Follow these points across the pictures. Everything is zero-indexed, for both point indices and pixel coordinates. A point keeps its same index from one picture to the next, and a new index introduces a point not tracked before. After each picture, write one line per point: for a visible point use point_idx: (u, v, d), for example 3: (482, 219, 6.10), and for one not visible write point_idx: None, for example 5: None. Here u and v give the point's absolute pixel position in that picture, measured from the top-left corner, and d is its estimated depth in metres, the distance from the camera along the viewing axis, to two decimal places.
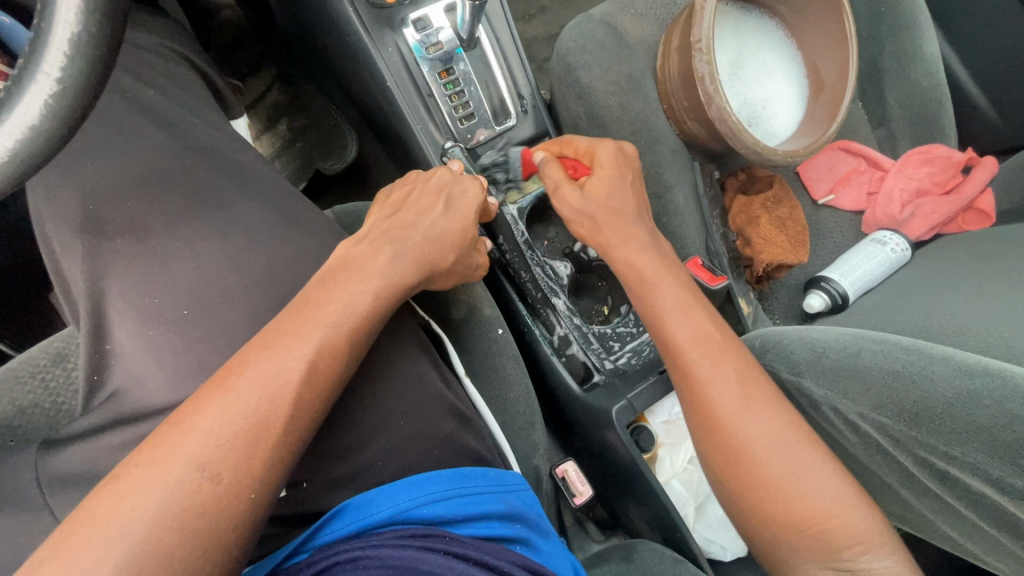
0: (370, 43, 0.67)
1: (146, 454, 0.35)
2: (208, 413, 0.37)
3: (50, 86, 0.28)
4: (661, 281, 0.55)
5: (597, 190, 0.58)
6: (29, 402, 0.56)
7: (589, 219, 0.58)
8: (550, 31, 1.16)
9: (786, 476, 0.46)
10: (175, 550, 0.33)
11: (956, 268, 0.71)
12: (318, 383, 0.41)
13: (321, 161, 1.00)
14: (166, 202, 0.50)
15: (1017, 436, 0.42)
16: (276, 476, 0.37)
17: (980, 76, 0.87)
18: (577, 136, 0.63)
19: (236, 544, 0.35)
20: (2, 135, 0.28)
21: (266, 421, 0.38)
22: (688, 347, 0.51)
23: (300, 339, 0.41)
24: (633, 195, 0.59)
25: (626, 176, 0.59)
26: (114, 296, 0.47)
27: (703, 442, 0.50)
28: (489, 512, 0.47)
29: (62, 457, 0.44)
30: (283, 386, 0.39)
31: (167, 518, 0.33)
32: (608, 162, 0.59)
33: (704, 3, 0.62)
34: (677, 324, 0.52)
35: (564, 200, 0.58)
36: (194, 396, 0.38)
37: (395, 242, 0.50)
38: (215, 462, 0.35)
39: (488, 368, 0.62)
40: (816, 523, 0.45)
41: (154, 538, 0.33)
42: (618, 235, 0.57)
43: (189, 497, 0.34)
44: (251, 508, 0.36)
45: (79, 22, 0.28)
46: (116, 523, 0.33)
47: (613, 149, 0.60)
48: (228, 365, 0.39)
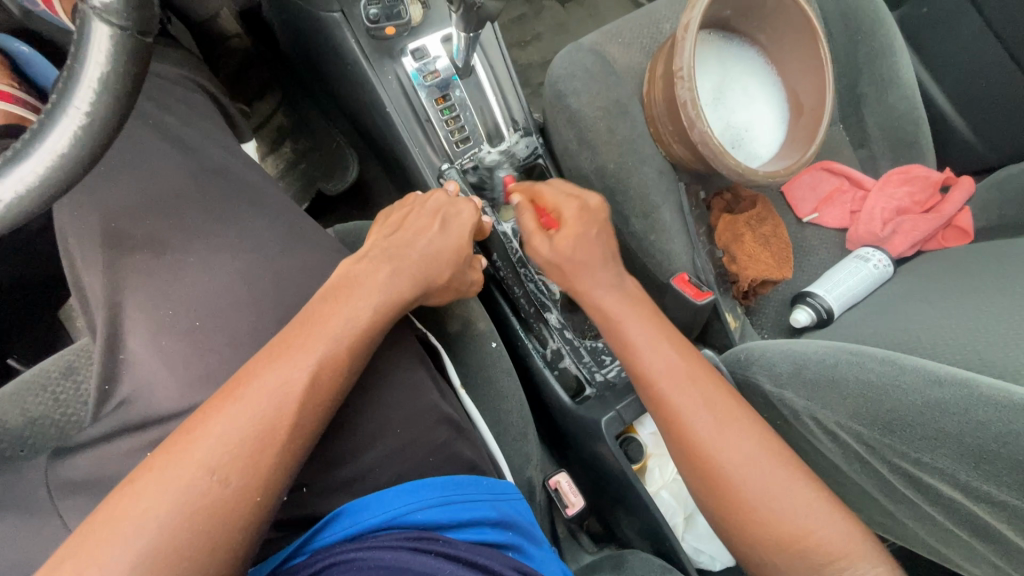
0: (371, 71, 0.71)
1: (160, 459, 0.37)
2: (218, 421, 0.39)
3: (80, 118, 0.31)
4: (627, 314, 0.57)
5: (562, 242, 0.60)
6: (40, 413, 0.58)
7: (557, 267, 0.61)
8: (544, 56, 1.21)
9: (763, 495, 0.48)
10: (188, 548, 0.35)
11: (935, 284, 0.74)
12: (321, 393, 0.43)
13: (324, 181, 1.03)
14: (178, 221, 0.53)
15: (983, 442, 0.44)
16: (281, 480, 0.40)
17: (956, 99, 0.91)
18: (545, 186, 0.64)
19: (244, 545, 0.37)
20: (34, 162, 0.31)
21: (273, 428, 0.40)
22: (657, 376, 0.53)
23: (306, 352, 0.43)
24: (596, 244, 0.61)
25: (592, 232, 0.61)
26: (128, 308, 0.49)
27: (684, 467, 0.52)
28: (481, 519, 0.48)
29: (71, 464, 0.46)
30: (288, 396, 0.41)
31: (179, 519, 0.35)
32: (575, 219, 0.60)
33: (685, 34, 0.66)
34: (646, 353, 0.55)
35: (535, 250, 0.61)
36: (204, 405, 0.40)
37: (395, 261, 0.52)
38: (225, 467, 0.38)
39: (482, 380, 0.65)
40: (797, 535, 0.47)
41: (167, 537, 0.35)
42: (588, 280, 0.60)
43: (200, 498, 0.36)
44: (258, 511, 0.38)
45: (108, 62, 0.31)
46: (132, 523, 0.35)
47: (577, 206, 0.61)
48: (237, 376, 0.42)
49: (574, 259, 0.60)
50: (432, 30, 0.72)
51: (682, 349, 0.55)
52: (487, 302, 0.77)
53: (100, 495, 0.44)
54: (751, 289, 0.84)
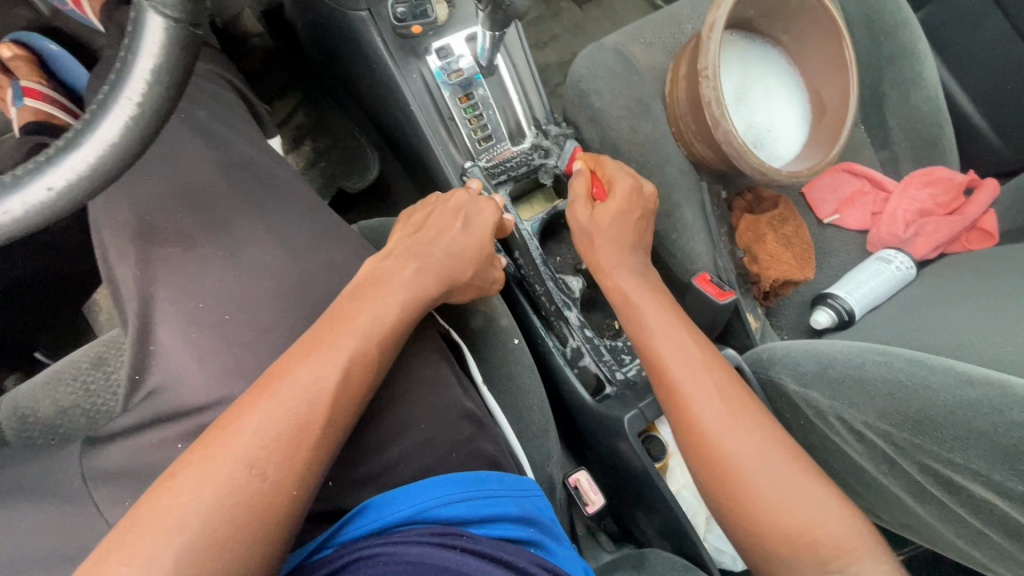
0: (395, 69, 0.72)
1: (198, 453, 0.38)
2: (253, 417, 0.39)
3: (130, 108, 0.32)
4: (645, 302, 0.59)
5: (603, 211, 0.62)
6: (70, 403, 0.59)
7: (587, 235, 0.64)
8: (562, 57, 1.22)
9: (771, 484, 0.48)
10: (228, 541, 0.35)
11: (960, 286, 0.73)
12: (352, 389, 0.43)
13: (344, 179, 1.03)
14: (210, 215, 0.53)
15: (1017, 442, 0.44)
16: (316, 475, 0.40)
17: (980, 101, 0.90)
18: (610, 160, 0.67)
19: (282, 539, 0.38)
20: (86, 150, 0.32)
21: (307, 423, 0.40)
22: (674, 365, 0.54)
23: (337, 349, 0.44)
24: (634, 222, 0.63)
25: (632, 214, 0.63)
26: (162, 299, 0.50)
27: (691, 457, 0.52)
28: (504, 515, 0.48)
29: (105, 452, 0.47)
30: (320, 392, 0.42)
31: (219, 513, 0.36)
32: (622, 195, 0.62)
33: (710, 34, 0.66)
34: (662, 341, 0.56)
35: (575, 214, 0.65)
36: (239, 401, 0.41)
37: (420, 258, 0.53)
38: (262, 461, 0.38)
39: (504, 376, 0.65)
40: (801, 527, 0.46)
41: (209, 531, 0.35)
42: (613, 261, 0.62)
43: (240, 492, 0.37)
44: (294, 505, 0.38)
45: (160, 53, 0.32)
46: (174, 516, 0.35)
47: (631, 185, 0.63)
48: (270, 372, 0.42)
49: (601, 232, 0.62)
50: (457, 29, 0.72)
51: (699, 341, 0.56)
52: (508, 300, 0.77)
53: (134, 483, 0.45)
54: (772, 290, 0.83)
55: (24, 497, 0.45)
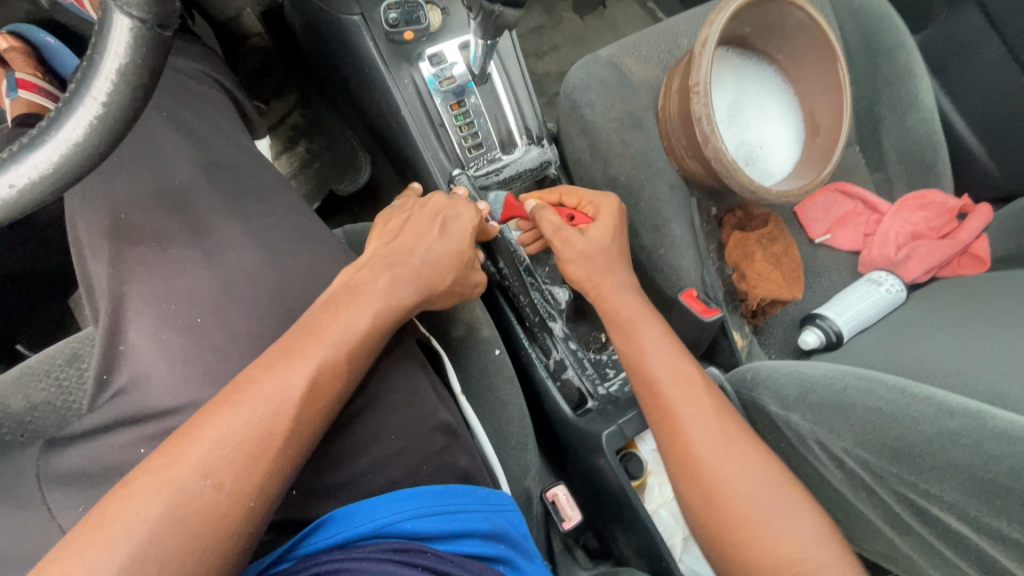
0: (387, 74, 0.72)
1: (155, 462, 0.37)
2: (213, 426, 0.39)
3: (96, 108, 0.32)
4: (641, 323, 0.59)
5: (597, 234, 0.64)
6: (42, 399, 0.58)
7: (590, 256, 0.63)
8: (561, 67, 1.22)
9: (755, 506, 0.48)
10: (178, 553, 0.35)
11: (949, 311, 0.72)
12: (319, 399, 0.43)
13: (335, 182, 1.04)
14: (188, 215, 0.53)
15: (994, 476, 0.43)
16: (274, 487, 0.39)
17: (975, 126, 0.90)
18: (571, 188, 0.69)
19: (237, 552, 0.37)
20: (49, 149, 0.32)
21: (270, 433, 0.40)
22: (668, 386, 0.54)
23: (304, 358, 0.43)
24: (620, 237, 0.66)
25: (619, 239, 0.66)
26: (135, 299, 0.49)
27: (681, 483, 0.52)
28: (471, 531, 0.48)
29: (67, 453, 0.46)
30: (285, 401, 0.41)
31: (170, 522, 0.35)
32: (610, 215, 0.65)
33: (702, 50, 0.65)
34: (658, 360, 0.56)
35: (569, 241, 0.63)
36: (202, 409, 0.40)
37: (397, 267, 0.52)
38: (219, 472, 0.37)
39: (483, 387, 0.64)
40: (788, 550, 0.46)
41: (159, 541, 0.35)
42: (613, 280, 0.62)
43: (193, 502, 0.36)
44: (249, 518, 0.37)
45: (128, 54, 0.31)
46: (124, 527, 0.35)
47: (615, 204, 0.67)
48: (236, 381, 0.42)
49: (600, 248, 0.63)
50: (450, 36, 0.72)
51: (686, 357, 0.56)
52: (492, 308, 0.76)
53: (93, 484, 0.44)
54: (760, 309, 0.82)
55: None
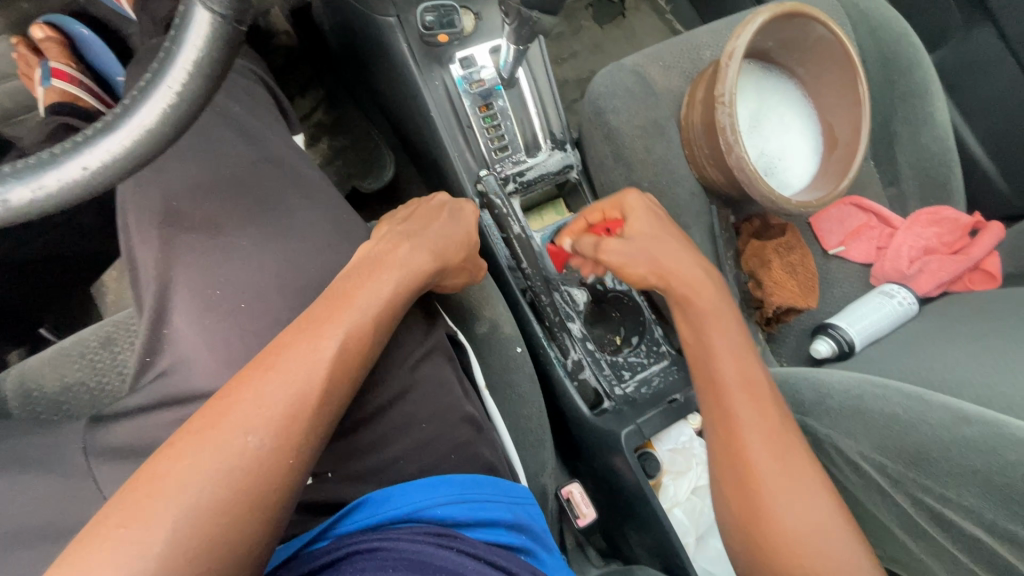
0: (418, 75, 0.73)
1: (198, 421, 0.39)
2: (254, 388, 0.40)
3: (170, 96, 0.33)
4: (713, 321, 0.58)
5: (637, 233, 0.61)
6: (77, 380, 0.60)
7: (642, 257, 0.60)
8: (579, 74, 1.24)
9: (798, 523, 0.49)
10: (228, 506, 0.36)
11: (960, 325, 0.74)
12: (348, 363, 0.44)
13: (358, 179, 1.04)
14: (229, 204, 0.54)
15: (1010, 481, 0.44)
16: (311, 446, 0.41)
17: (988, 145, 0.92)
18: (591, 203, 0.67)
19: (279, 507, 0.38)
20: (122, 135, 0.33)
21: (306, 393, 0.41)
22: (731, 388, 0.54)
23: (335, 325, 0.44)
24: (668, 223, 0.63)
25: (662, 227, 0.62)
26: (176, 284, 0.51)
27: (727, 482, 0.53)
28: (498, 520, 0.49)
29: (110, 431, 0.48)
30: (318, 365, 0.42)
31: (220, 477, 0.36)
32: (638, 208, 0.63)
33: (729, 62, 0.67)
34: (727, 362, 0.55)
35: (611, 250, 0.60)
36: (240, 373, 0.42)
37: (414, 238, 0.54)
38: (260, 430, 0.39)
39: (505, 383, 0.65)
40: (824, 569, 0.47)
41: (209, 494, 0.36)
42: (681, 277, 0.59)
43: (239, 459, 0.37)
44: (290, 473, 0.39)
45: (204, 46, 0.33)
46: (174, 482, 0.36)
47: (637, 195, 0.64)
48: (272, 345, 0.43)
49: (662, 244, 0.61)
50: (481, 40, 0.74)
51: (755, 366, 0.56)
52: (512, 308, 0.77)
53: (134, 462, 0.46)
54: (774, 316, 0.84)
55: (27, 469, 0.46)
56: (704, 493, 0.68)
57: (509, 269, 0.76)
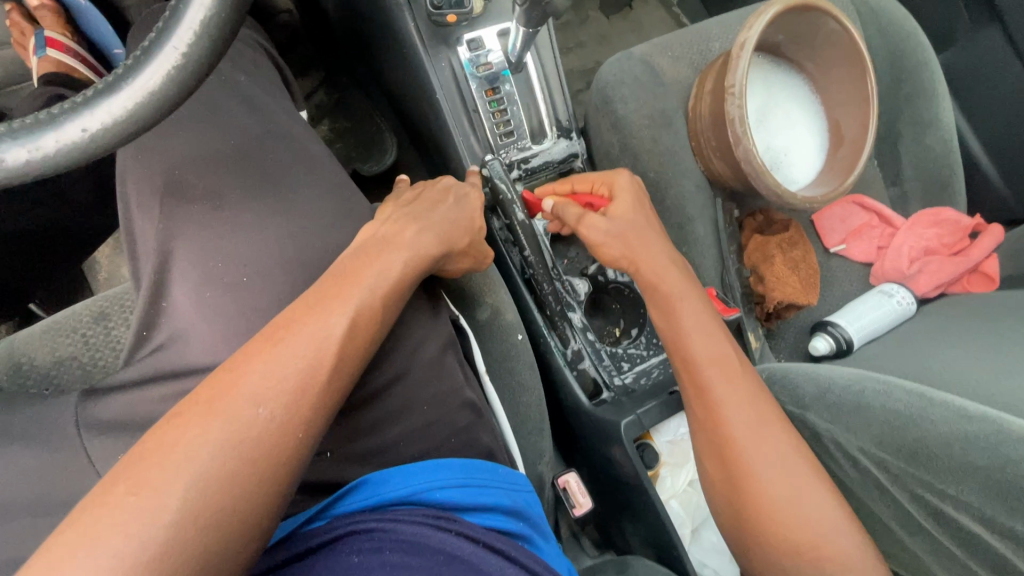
0: (425, 55, 0.72)
1: (205, 393, 0.37)
2: (264, 359, 0.39)
3: (175, 57, 0.32)
4: (686, 298, 0.59)
5: (620, 213, 0.63)
6: (69, 354, 0.59)
7: (619, 237, 0.62)
8: (585, 64, 1.22)
9: (784, 499, 0.50)
10: (238, 475, 0.34)
11: (959, 324, 0.74)
12: (359, 340, 0.43)
13: (360, 163, 1.02)
14: (231, 178, 0.53)
15: (1011, 477, 0.44)
16: (320, 422, 0.39)
17: (991, 148, 0.92)
18: (579, 176, 0.69)
19: (289, 482, 0.37)
20: (125, 97, 0.32)
21: (316, 368, 0.40)
22: (706, 366, 0.55)
23: (343, 302, 0.44)
24: (643, 210, 0.65)
25: (644, 206, 0.65)
26: (173, 257, 0.49)
27: (711, 459, 0.54)
28: (496, 506, 0.48)
29: (101, 406, 0.47)
30: (329, 340, 0.41)
31: (231, 447, 0.35)
32: (626, 187, 0.65)
33: (740, 53, 0.67)
34: (698, 339, 0.57)
35: (593, 227, 0.62)
36: (246, 346, 0.40)
37: (420, 222, 0.53)
38: (270, 402, 0.37)
39: (505, 370, 0.65)
40: (811, 541, 0.48)
41: (220, 464, 0.34)
42: (648, 256, 0.61)
43: (249, 429, 0.36)
44: (300, 448, 0.37)
45: (213, 7, 0.32)
46: (184, 450, 0.34)
47: (628, 177, 0.66)
48: (279, 321, 0.42)
49: (632, 228, 0.62)
50: (489, 23, 0.73)
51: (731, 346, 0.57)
52: (512, 296, 0.76)
53: (128, 439, 0.45)
54: (774, 311, 0.84)
55: (19, 443, 0.45)
56: (700, 486, 0.68)
57: (512, 257, 0.75)
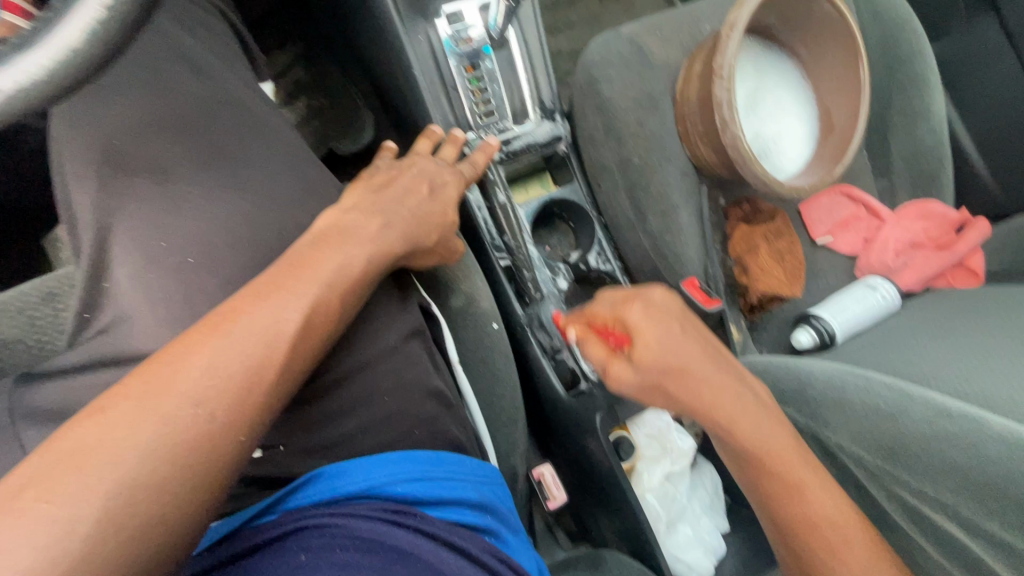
0: (401, 28, 0.68)
1: (134, 386, 0.34)
2: (204, 354, 0.36)
3: (97, 9, 0.29)
4: (772, 441, 0.49)
5: (649, 363, 0.49)
6: (14, 336, 0.55)
7: (654, 390, 0.51)
8: (574, 46, 1.19)
9: None
10: (168, 481, 0.32)
11: (942, 318, 0.73)
12: (312, 337, 0.41)
13: (336, 141, 0.99)
14: (186, 152, 0.49)
15: (991, 478, 0.43)
16: (263, 423, 0.37)
17: (981, 140, 0.90)
18: (596, 301, 0.54)
19: (224, 486, 0.34)
20: (39, 55, 0.29)
21: (263, 366, 0.37)
22: (799, 530, 0.48)
23: (296, 294, 0.41)
24: (683, 335, 0.50)
25: (677, 327, 0.50)
26: (119, 234, 0.46)
27: None
28: (460, 499, 0.46)
29: (36, 393, 0.43)
30: (277, 336, 0.38)
31: (162, 449, 0.32)
32: (644, 324, 0.50)
33: (731, 33, 0.64)
34: (785, 502, 0.49)
35: (620, 382, 0.51)
36: (184, 336, 0.37)
37: (386, 215, 0.50)
38: (210, 401, 0.34)
39: (479, 360, 0.62)
40: None
41: (147, 467, 0.31)
42: (709, 394, 0.50)
43: (183, 430, 0.33)
44: (239, 452, 0.35)
45: None
46: (108, 451, 0.31)
47: (640, 306, 0.50)
48: (223, 309, 0.38)
49: (689, 367, 0.49)
50: None
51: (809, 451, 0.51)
52: (490, 282, 0.73)
53: None
54: (759, 303, 0.82)
55: None
56: (676, 479, 0.68)
57: (490, 240, 0.72)
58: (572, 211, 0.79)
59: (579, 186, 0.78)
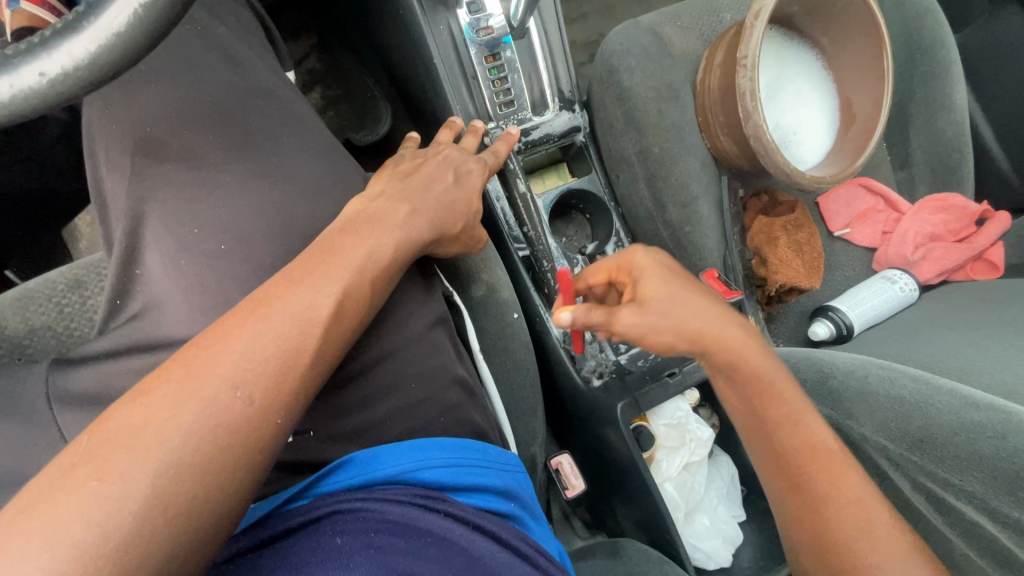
0: (421, 17, 0.68)
1: (175, 371, 0.34)
2: (241, 338, 0.36)
3: None
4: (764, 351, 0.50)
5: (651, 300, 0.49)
6: (42, 323, 0.56)
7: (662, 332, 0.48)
8: (589, 36, 1.18)
9: (858, 531, 0.45)
10: (211, 462, 0.32)
11: (960, 311, 0.72)
12: (344, 323, 0.41)
13: (352, 131, 0.99)
14: (214, 139, 0.50)
15: (1018, 469, 0.43)
16: (299, 407, 0.37)
17: (1002, 132, 0.89)
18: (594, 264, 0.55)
19: (264, 468, 0.35)
20: (85, 38, 0.29)
21: (298, 350, 0.37)
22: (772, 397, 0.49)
23: (327, 280, 0.41)
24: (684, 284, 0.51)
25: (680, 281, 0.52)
26: (151, 220, 0.47)
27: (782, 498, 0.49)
28: (487, 486, 0.46)
29: (72, 377, 0.44)
30: (311, 321, 0.39)
31: (204, 430, 0.33)
32: (651, 266, 0.52)
33: (754, 22, 0.63)
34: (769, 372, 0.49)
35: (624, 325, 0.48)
36: (221, 321, 0.37)
37: (412, 203, 0.51)
38: (249, 384, 0.35)
39: (500, 350, 0.63)
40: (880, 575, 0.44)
41: (190, 449, 0.32)
42: (722, 329, 0.49)
43: (224, 413, 0.33)
44: (277, 434, 0.35)
45: None
46: (152, 433, 0.32)
47: (647, 253, 0.53)
48: (257, 295, 0.39)
49: (690, 308, 0.49)
50: None
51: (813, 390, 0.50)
52: (509, 272, 0.73)
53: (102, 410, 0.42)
54: (776, 295, 0.83)
55: None
56: (695, 470, 0.68)
57: (510, 231, 0.72)
58: (591, 201, 0.78)
59: (597, 177, 0.77)
